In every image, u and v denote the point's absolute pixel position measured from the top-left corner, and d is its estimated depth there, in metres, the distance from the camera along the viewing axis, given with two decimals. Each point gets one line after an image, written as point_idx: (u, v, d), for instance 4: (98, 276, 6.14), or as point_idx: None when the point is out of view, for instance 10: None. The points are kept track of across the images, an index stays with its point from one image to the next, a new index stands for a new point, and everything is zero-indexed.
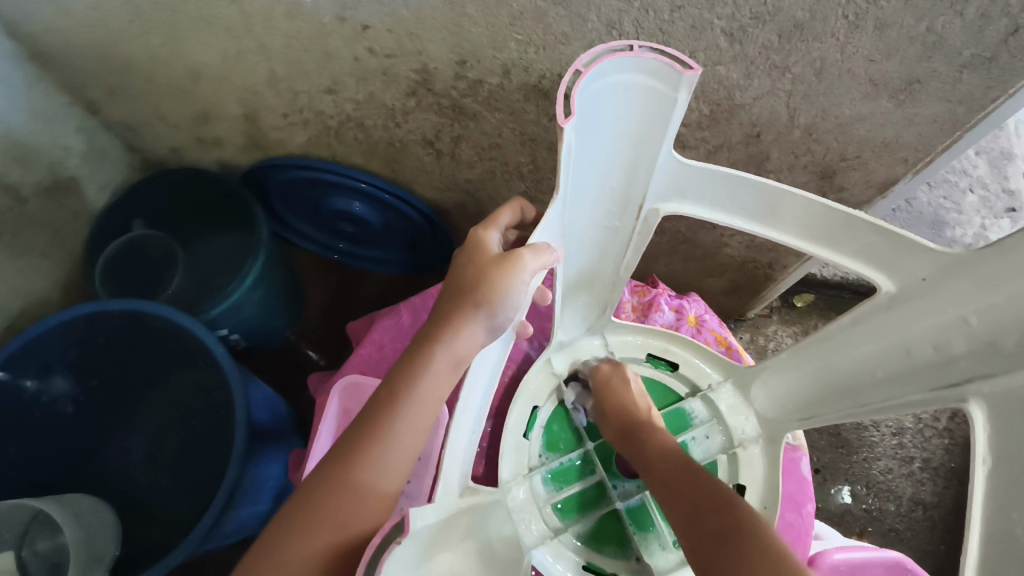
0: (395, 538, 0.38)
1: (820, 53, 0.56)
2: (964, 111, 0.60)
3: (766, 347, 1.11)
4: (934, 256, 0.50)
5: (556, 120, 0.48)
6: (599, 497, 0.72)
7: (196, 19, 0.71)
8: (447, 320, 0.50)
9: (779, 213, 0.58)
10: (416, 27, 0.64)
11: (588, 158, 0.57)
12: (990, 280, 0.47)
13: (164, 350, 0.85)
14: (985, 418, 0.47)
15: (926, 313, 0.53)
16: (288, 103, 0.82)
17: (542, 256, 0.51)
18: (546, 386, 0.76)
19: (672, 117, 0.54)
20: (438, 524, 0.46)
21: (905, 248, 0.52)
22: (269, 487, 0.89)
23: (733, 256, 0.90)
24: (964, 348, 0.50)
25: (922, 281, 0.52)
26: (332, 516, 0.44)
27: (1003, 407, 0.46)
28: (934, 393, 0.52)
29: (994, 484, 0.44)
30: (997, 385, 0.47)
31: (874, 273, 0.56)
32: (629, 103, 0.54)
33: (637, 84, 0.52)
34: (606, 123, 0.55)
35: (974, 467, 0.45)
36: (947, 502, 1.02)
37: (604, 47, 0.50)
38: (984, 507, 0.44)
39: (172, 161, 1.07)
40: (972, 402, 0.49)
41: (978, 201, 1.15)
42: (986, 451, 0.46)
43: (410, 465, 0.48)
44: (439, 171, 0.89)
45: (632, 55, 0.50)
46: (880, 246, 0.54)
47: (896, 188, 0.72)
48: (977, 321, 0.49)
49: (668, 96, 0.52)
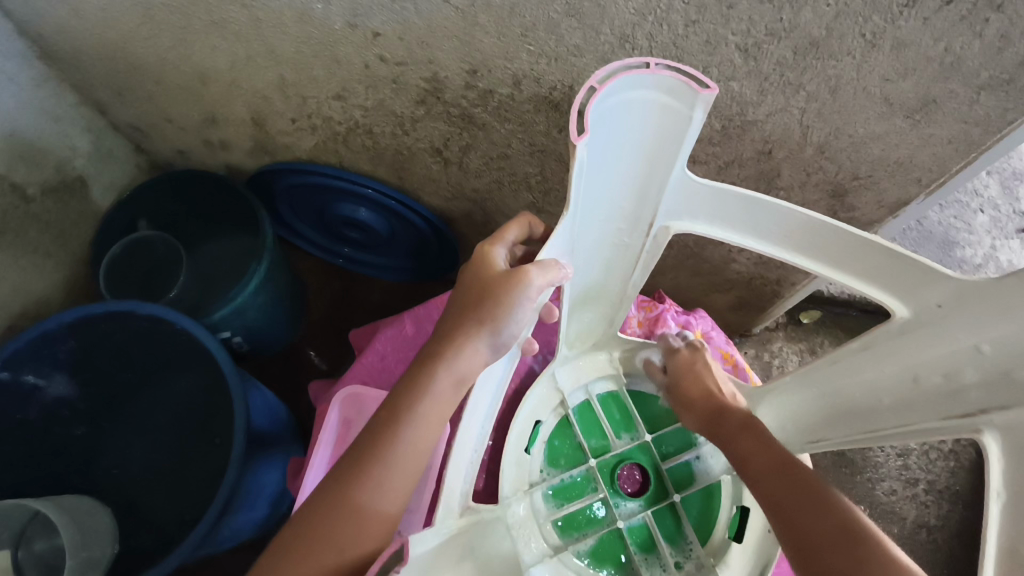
0: (396, 566, 0.37)
1: (835, 71, 0.55)
2: (980, 133, 0.59)
3: (771, 363, 1.09)
4: (951, 283, 0.50)
5: (570, 137, 0.48)
6: (601, 515, 0.70)
7: (207, 22, 0.70)
8: (454, 336, 0.50)
9: (794, 233, 0.57)
10: (428, 35, 0.63)
11: (600, 174, 0.56)
12: (1006, 309, 0.47)
13: (165, 355, 0.85)
14: (1000, 450, 0.46)
15: (938, 340, 0.52)
16: (297, 108, 0.82)
17: (548, 272, 0.50)
18: (550, 401, 0.75)
19: (687, 136, 0.53)
20: (438, 545, 0.45)
21: (921, 274, 0.52)
22: (266, 494, 0.88)
23: (740, 272, 0.89)
24: (975, 377, 0.50)
25: (937, 307, 0.52)
26: (336, 538, 0.43)
27: (1017, 439, 0.45)
28: (944, 423, 0.51)
29: (1009, 519, 0.43)
30: (1011, 416, 0.46)
31: (887, 297, 0.56)
32: (643, 120, 0.53)
33: (652, 101, 0.52)
34: (620, 139, 0.54)
35: (987, 501, 0.44)
36: (951, 526, 1.01)
37: (619, 63, 0.50)
38: (999, 542, 0.43)
39: (179, 163, 1.07)
40: (985, 431, 0.48)
41: (989, 221, 1.14)
42: (1001, 484, 0.44)
43: (413, 482, 0.47)
44: (446, 179, 0.88)
45: (649, 72, 0.49)
46: (894, 270, 0.54)
47: (908, 209, 0.72)
48: (990, 349, 0.49)
49: (684, 113, 0.52)
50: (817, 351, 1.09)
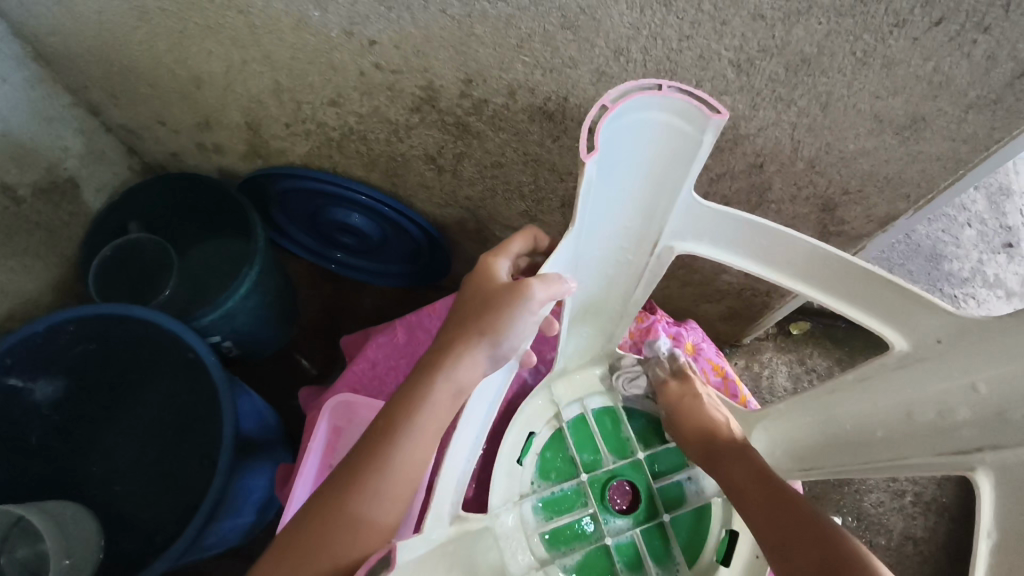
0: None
1: (826, 88, 0.56)
2: (968, 150, 0.60)
3: (761, 373, 1.10)
4: (951, 320, 0.49)
5: (580, 155, 0.47)
6: (590, 530, 0.70)
7: (203, 27, 0.70)
8: (452, 353, 0.49)
9: (800, 262, 0.57)
10: (424, 44, 0.63)
11: (607, 194, 0.55)
12: (1005, 349, 0.47)
13: (155, 360, 0.84)
14: (992, 490, 0.45)
15: (934, 375, 0.52)
16: (292, 113, 0.82)
17: (551, 286, 0.50)
18: (543, 413, 0.75)
19: (696, 159, 0.53)
20: (421, 556, 0.45)
21: (920, 306, 0.51)
22: (253, 499, 0.87)
23: (731, 283, 0.90)
24: (969, 416, 0.49)
25: (937, 343, 0.51)
26: (331, 544, 0.43)
27: (1011, 480, 0.44)
28: (938, 460, 0.50)
29: (998, 566, 0.42)
30: (1005, 456, 0.46)
31: (884, 328, 0.55)
32: (652, 142, 0.52)
33: (662, 123, 0.51)
34: (628, 159, 0.53)
35: (976, 539, 0.44)
36: (938, 538, 1.02)
37: (631, 84, 0.49)
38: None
39: (171, 165, 1.06)
40: (980, 470, 0.47)
41: (976, 235, 1.16)
42: (991, 522, 0.44)
43: (409, 491, 0.47)
44: (440, 187, 0.88)
45: (661, 94, 0.49)
46: (895, 302, 0.53)
47: (897, 224, 0.72)
48: (986, 389, 0.49)
49: (693, 137, 0.51)
50: (806, 362, 1.10)
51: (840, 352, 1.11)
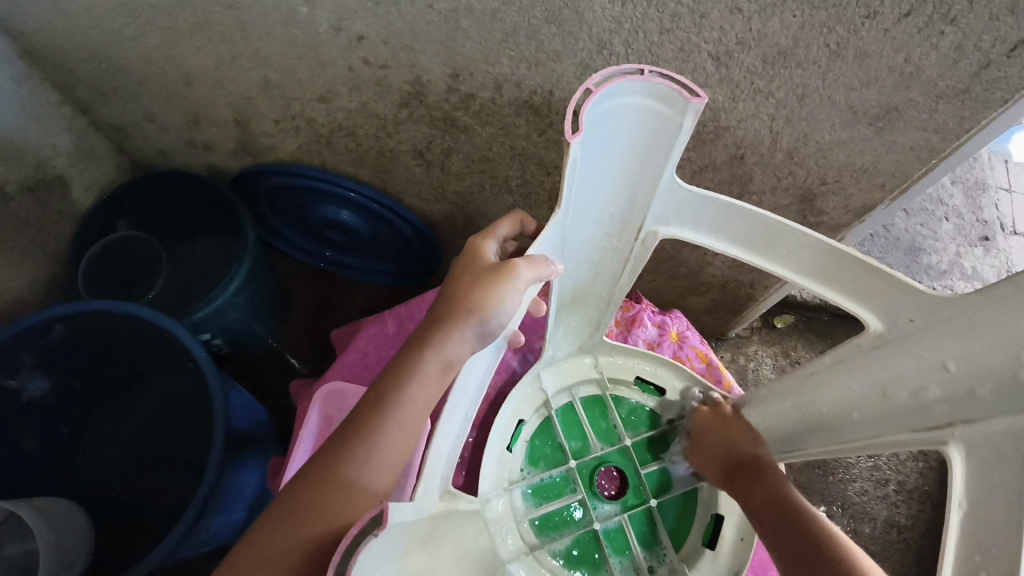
0: (373, 531, 0.35)
1: (802, 79, 0.58)
2: (940, 140, 0.62)
3: (746, 366, 1.12)
4: (923, 297, 0.50)
5: (566, 136, 0.48)
6: (578, 516, 0.71)
7: (192, 23, 0.71)
8: (439, 330, 0.50)
9: (779, 246, 0.58)
10: (411, 39, 0.65)
11: (591, 178, 0.56)
12: (973, 327, 0.48)
13: (144, 356, 0.84)
14: (963, 462, 0.48)
15: (907, 356, 0.53)
16: (281, 110, 0.83)
17: (537, 268, 0.52)
18: (533, 401, 0.76)
19: (677, 143, 0.54)
20: (416, 521, 0.44)
21: (896, 288, 0.52)
22: (244, 496, 0.87)
23: (715, 276, 0.91)
24: (939, 394, 0.50)
25: (909, 322, 0.52)
26: (322, 512, 0.44)
27: (981, 453, 0.46)
28: (913, 435, 0.52)
29: (967, 531, 0.44)
30: (976, 429, 0.47)
31: (862, 310, 0.56)
32: (633, 126, 0.54)
33: (644, 107, 0.52)
34: (612, 144, 0.54)
35: (949, 511, 0.46)
36: (921, 525, 1.04)
37: (614, 68, 0.50)
38: (957, 551, 0.44)
39: (160, 164, 1.07)
40: (952, 443, 0.49)
41: (953, 229, 1.19)
42: (963, 495, 0.46)
43: (402, 461, 0.48)
44: (429, 182, 0.89)
45: (643, 79, 0.50)
46: (870, 284, 0.54)
47: (874, 214, 0.75)
48: (955, 367, 0.49)
49: (674, 121, 0.52)
50: (790, 355, 1.12)
51: (823, 344, 1.13)
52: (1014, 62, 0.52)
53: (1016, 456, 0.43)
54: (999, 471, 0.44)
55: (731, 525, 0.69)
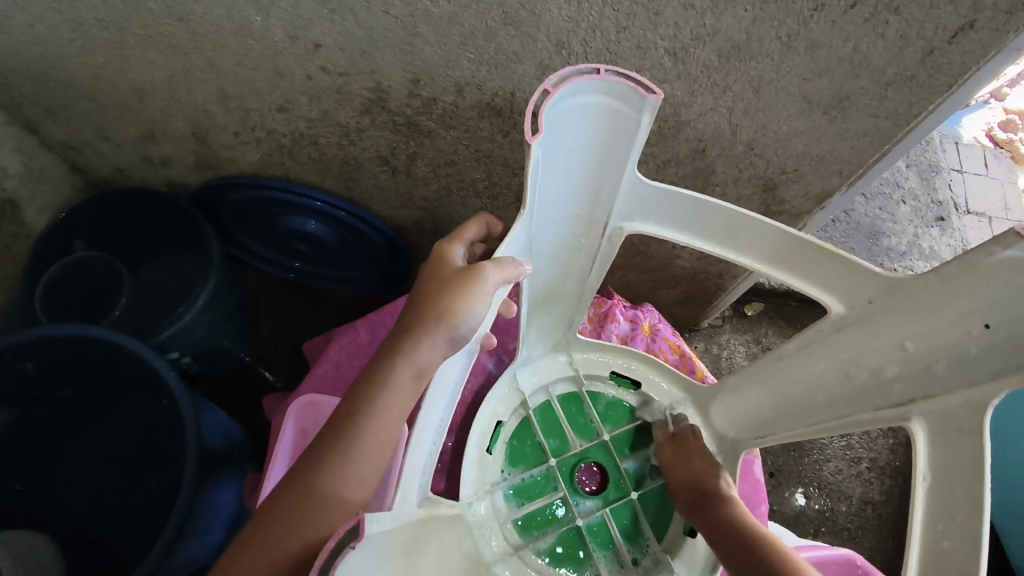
0: (350, 542, 0.34)
1: (757, 72, 0.59)
2: (891, 126, 0.64)
3: (720, 355, 1.14)
4: (879, 279, 0.51)
5: (525, 136, 0.48)
6: (560, 514, 0.71)
7: (143, 37, 0.69)
8: (409, 336, 0.50)
9: (739, 235, 0.58)
10: (369, 46, 0.64)
11: (554, 176, 0.57)
12: (927, 307, 0.48)
13: (108, 379, 0.82)
14: (927, 438, 0.50)
15: (866, 338, 0.54)
16: (239, 121, 0.81)
17: (505, 269, 0.51)
18: (510, 401, 0.76)
19: (637, 138, 0.54)
20: (397, 526, 0.43)
21: (853, 272, 0.52)
22: (222, 516, 0.85)
23: (685, 268, 0.93)
24: (897, 372, 0.52)
25: (869, 304, 0.53)
26: (300, 525, 0.43)
27: (942, 426, 0.48)
28: (878, 414, 0.54)
29: (932, 505, 0.46)
30: (935, 405, 0.49)
31: (822, 293, 0.56)
32: (593, 123, 0.54)
33: (602, 105, 0.52)
34: (572, 142, 0.55)
35: (914, 484, 0.48)
36: (894, 500, 1.07)
37: (571, 67, 0.50)
38: (924, 522, 0.46)
39: (117, 181, 1.04)
40: (914, 420, 0.51)
41: (911, 211, 1.22)
42: (926, 468, 0.48)
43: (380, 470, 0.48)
44: (395, 188, 0.89)
45: (600, 78, 0.50)
46: (829, 270, 0.54)
47: (833, 201, 0.77)
48: (913, 347, 0.50)
49: (633, 117, 0.52)
50: (762, 341, 1.14)
51: (792, 329, 1.15)
52: (956, 49, 0.54)
53: (974, 427, 0.45)
54: (961, 446, 0.46)
55: None
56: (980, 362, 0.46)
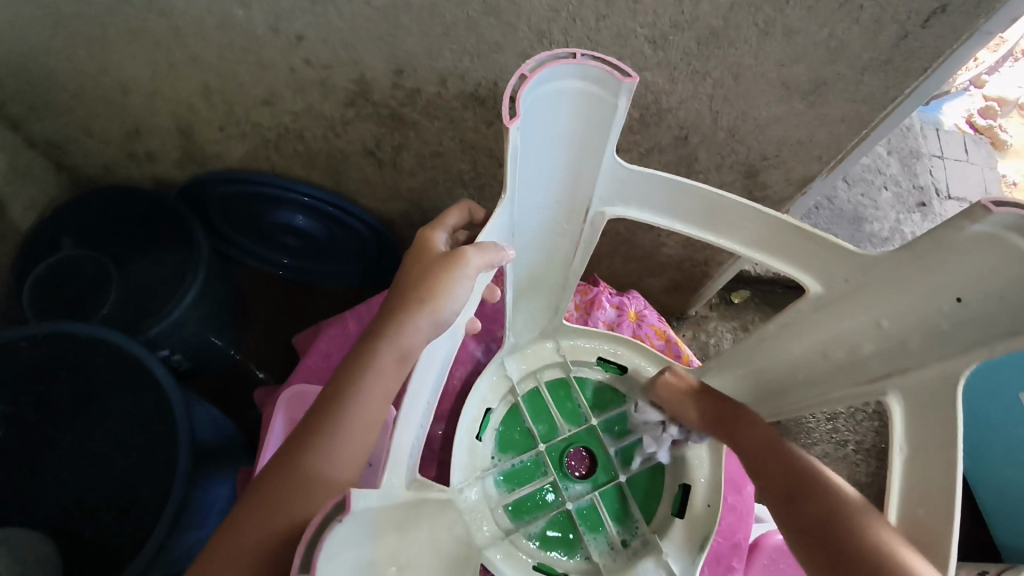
0: (337, 517, 0.35)
1: (736, 58, 0.60)
2: (868, 110, 0.65)
3: (708, 343, 1.15)
4: (856, 258, 0.51)
5: (503, 121, 0.48)
6: (551, 498, 0.72)
7: (125, 32, 0.69)
8: (392, 320, 0.50)
9: (718, 218, 0.59)
10: (352, 37, 0.64)
11: (534, 161, 0.57)
12: (903, 282, 0.49)
13: (96, 377, 0.82)
14: (902, 410, 0.51)
15: (843, 316, 0.55)
16: (224, 115, 0.81)
17: (487, 253, 0.52)
18: (498, 388, 0.77)
19: (615, 123, 0.55)
20: (385, 506, 0.44)
21: (829, 251, 0.53)
22: (217, 510, 0.85)
23: (670, 256, 0.94)
24: (874, 348, 0.53)
25: (845, 282, 0.54)
26: (288, 505, 0.44)
27: (918, 398, 0.50)
28: (857, 389, 0.56)
29: (909, 474, 0.47)
30: (911, 378, 0.51)
31: (801, 274, 0.57)
32: (571, 108, 0.55)
33: (579, 90, 0.53)
34: (551, 126, 0.55)
35: (892, 455, 0.49)
36: (879, 481, 1.08)
37: (548, 52, 0.51)
38: (901, 494, 0.47)
39: (103, 178, 1.04)
40: (889, 394, 0.53)
41: (892, 197, 1.24)
42: (903, 440, 0.49)
43: (366, 453, 0.48)
44: (382, 180, 0.89)
45: (576, 63, 0.51)
46: (807, 251, 0.55)
47: (814, 185, 0.78)
48: (888, 325, 0.52)
49: (610, 101, 0.53)
50: (749, 328, 1.15)
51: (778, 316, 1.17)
52: (929, 32, 0.55)
53: (948, 398, 0.47)
54: (937, 416, 0.47)
55: (699, 493, 0.71)
56: (954, 335, 0.47)
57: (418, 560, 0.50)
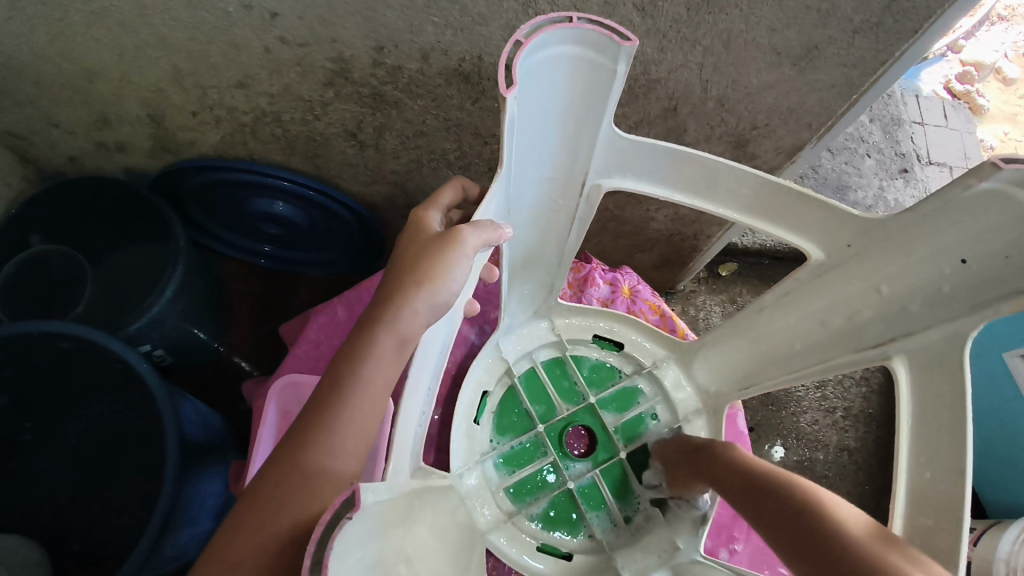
0: (346, 514, 0.34)
1: (726, 25, 0.59)
2: (858, 75, 0.64)
3: (697, 316, 1.15)
4: (858, 223, 0.51)
5: (499, 90, 0.46)
6: (551, 479, 0.72)
7: (86, 12, 0.65)
8: (391, 304, 0.49)
9: (718, 186, 0.58)
10: (329, 13, 0.62)
11: (529, 133, 0.56)
12: (904, 247, 0.49)
13: (72, 378, 0.78)
14: (908, 375, 0.52)
15: (842, 283, 0.55)
16: (196, 100, 0.78)
17: (484, 233, 0.51)
18: (494, 370, 0.76)
19: (612, 90, 0.53)
20: (390, 499, 0.43)
21: (830, 217, 0.53)
22: (209, 506, 0.83)
23: (660, 230, 0.93)
24: (873, 314, 0.54)
25: (848, 248, 0.53)
26: (290, 503, 0.43)
27: (924, 360, 0.51)
28: (860, 355, 0.56)
29: (917, 438, 0.49)
30: (914, 342, 0.51)
31: (802, 241, 0.56)
32: (567, 77, 0.53)
33: (575, 55, 0.51)
34: (546, 96, 0.54)
35: (899, 424, 0.50)
36: (868, 445, 1.10)
37: (543, 17, 0.49)
38: (909, 458, 0.49)
39: (71, 171, 1.00)
40: (894, 358, 0.53)
41: (875, 164, 1.24)
42: (909, 406, 0.51)
43: (369, 441, 0.47)
44: (365, 163, 0.87)
45: (571, 27, 0.49)
46: (806, 216, 0.55)
47: (803, 153, 0.77)
48: (888, 290, 0.52)
49: (607, 68, 0.52)
50: (737, 301, 1.15)
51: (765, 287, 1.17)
52: None
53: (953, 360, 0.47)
54: (945, 381, 0.48)
55: None
56: (955, 298, 0.48)
57: (422, 547, 0.50)
